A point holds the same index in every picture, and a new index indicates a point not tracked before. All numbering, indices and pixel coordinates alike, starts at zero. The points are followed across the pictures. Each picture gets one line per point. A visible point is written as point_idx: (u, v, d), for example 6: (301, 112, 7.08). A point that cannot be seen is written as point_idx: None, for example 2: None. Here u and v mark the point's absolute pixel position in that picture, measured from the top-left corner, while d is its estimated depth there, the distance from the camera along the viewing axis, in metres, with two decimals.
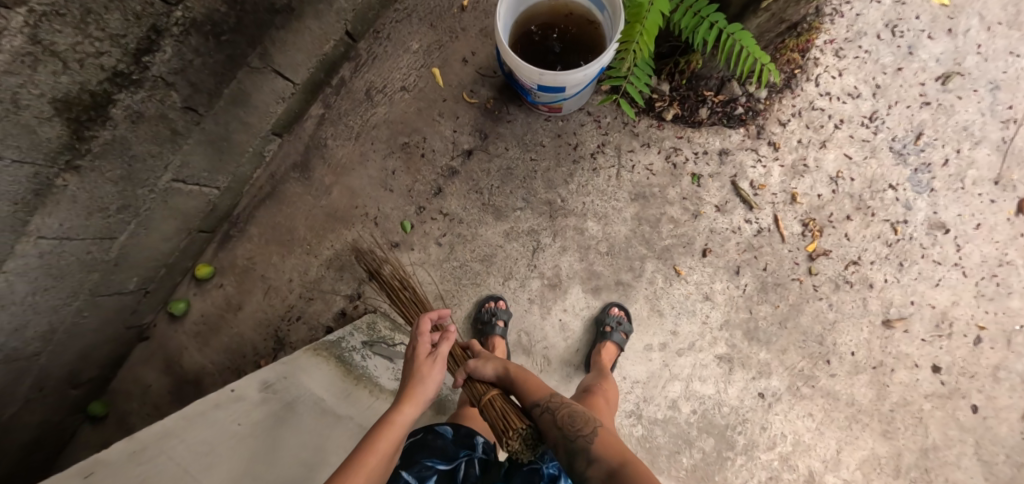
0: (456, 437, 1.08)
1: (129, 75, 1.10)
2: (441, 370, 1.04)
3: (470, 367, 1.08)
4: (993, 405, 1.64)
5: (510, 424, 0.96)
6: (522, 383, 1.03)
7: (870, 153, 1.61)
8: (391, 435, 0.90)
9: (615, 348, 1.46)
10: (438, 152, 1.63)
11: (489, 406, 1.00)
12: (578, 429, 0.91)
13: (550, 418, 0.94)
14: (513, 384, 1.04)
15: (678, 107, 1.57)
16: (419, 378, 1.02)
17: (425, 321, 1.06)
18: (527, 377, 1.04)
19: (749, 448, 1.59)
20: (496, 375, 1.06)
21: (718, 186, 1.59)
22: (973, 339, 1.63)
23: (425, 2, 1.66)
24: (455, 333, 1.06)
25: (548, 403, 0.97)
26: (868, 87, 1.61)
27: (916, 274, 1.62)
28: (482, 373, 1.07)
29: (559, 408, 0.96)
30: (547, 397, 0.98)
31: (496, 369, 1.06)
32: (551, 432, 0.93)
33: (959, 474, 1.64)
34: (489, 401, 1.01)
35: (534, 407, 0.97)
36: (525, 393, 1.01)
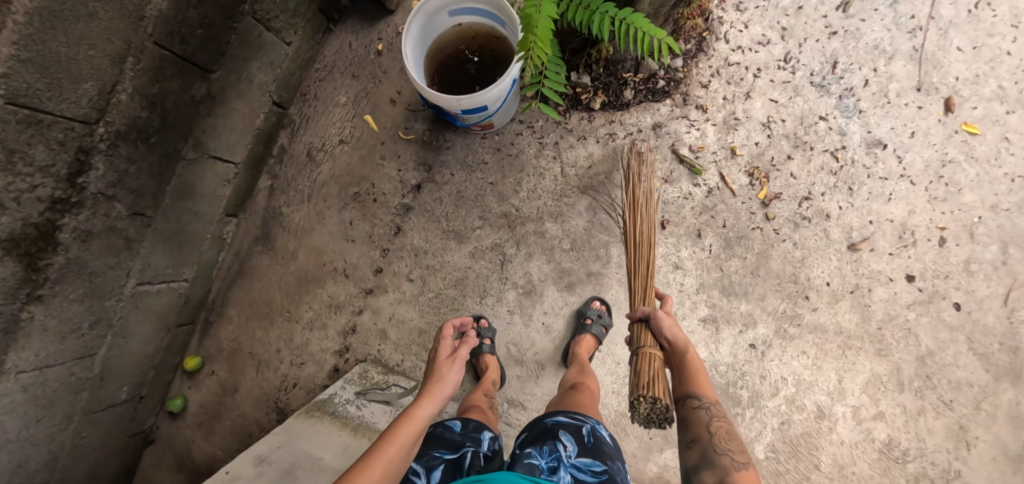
0: (465, 431, 1.15)
1: (68, 199, 1.14)
2: (457, 370, 1.23)
3: (655, 315, 1.18)
4: (973, 299, 1.69)
5: (645, 364, 1.11)
6: (693, 376, 1.08)
7: (794, 93, 1.67)
8: (417, 419, 1.02)
9: (594, 341, 1.48)
10: (388, 194, 1.67)
11: (646, 361, 1.11)
12: (700, 399, 1.03)
13: (703, 417, 1.01)
14: (677, 360, 1.12)
15: (603, 95, 1.63)
16: (439, 377, 1.20)
17: (445, 329, 1.37)
18: (702, 370, 1.09)
19: (754, 399, 1.63)
20: (671, 340, 1.14)
21: (660, 158, 1.64)
22: (937, 242, 1.69)
23: (343, 56, 1.72)
24: (473, 336, 1.33)
25: (708, 404, 1.02)
26: (775, 31, 1.68)
27: (867, 194, 1.67)
28: (661, 329, 1.16)
29: (719, 418, 1.00)
30: (710, 400, 1.03)
31: (675, 334, 1.15)
32: (700, 431, 0.99)
33: (959, 372, 1.69)
34: (650, 358, 1.12)
35: (693, 401, 1.04)
36: (691, 383, 1.07)
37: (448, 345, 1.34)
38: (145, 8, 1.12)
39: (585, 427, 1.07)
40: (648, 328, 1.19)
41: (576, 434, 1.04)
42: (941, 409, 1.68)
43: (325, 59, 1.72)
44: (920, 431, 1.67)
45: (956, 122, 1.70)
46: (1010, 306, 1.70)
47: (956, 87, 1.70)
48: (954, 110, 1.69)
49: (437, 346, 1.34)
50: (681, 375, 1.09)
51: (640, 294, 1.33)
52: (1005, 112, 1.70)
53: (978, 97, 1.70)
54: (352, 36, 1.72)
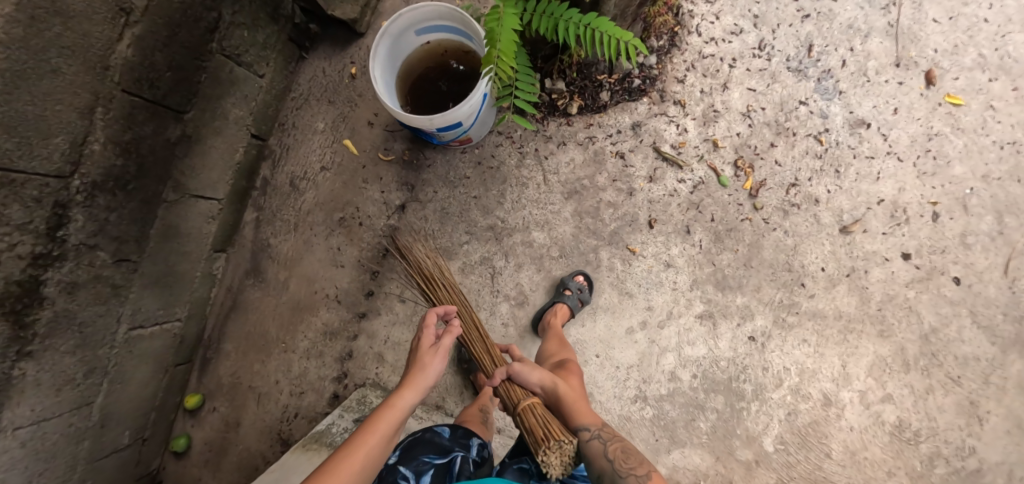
0: (454, 438, 1.18)
1: (49, 253, 1.14)
2: (441, 359, 1.17)
3: (514, 369, 1.23)
4: (973, 272, 1.66)
5: (528, 415, 1.14)
6: (575, 408, 1.16)
7: (772, 80, 1.65)
8: (391, 416, 1.05)
9: (570, 312, 1.51)
10: (373, 216, 1.67)
11: (529, 413, 1.14)
12: (590, 427, 1.11)
13: (597, 446, 1.06)
14: (555, 399, 1.20)
15: (580, 99, 1.62)
16: (421, 366, 1.17)
17: (428, 315, 1.24)
18: (579, 403, 1.18)
19: (758, 392, 1.62)
20: (540, 383, 1.22)
21: (642, 157, 1.62)
22: (931, 217, 1.66)
23: (317, 83, 1.72)
24: (457, 325, 1.21)
25: (598, 431, 1.09)
26: (748, 20, 1.66)
27: (855, 175, 1.65)
28: (526, 378, 1.23)
29: (611, 441, 1.07)
30: (600, 426, 1.11)
31: (540, 377, 1.22)
32: (602, 461, 1.03)
33: (965, 347, 1.66)
34: (530, 408, 1.15)
35: (584, 433, 1.10)
36: (576, 416, 1.14)
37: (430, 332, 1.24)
38: (108, 58, 1.12)
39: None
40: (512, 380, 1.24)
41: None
42: (949, 386, 1.65)
43: (300, 88, 1.72)
44: (930, 410, 1.64)
45: (940, 94, 1.67)
46: (1011, 275, 1.67)
47: (935, 59, 1.68)
48: (936, 82, 1.67)
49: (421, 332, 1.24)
50: (564, 414, 1.16)
51: (486, 356, 1.33)
52: (987, 80, 1.68)
53: (958, 68, 1.68)
54: (324, 62, 1.72)
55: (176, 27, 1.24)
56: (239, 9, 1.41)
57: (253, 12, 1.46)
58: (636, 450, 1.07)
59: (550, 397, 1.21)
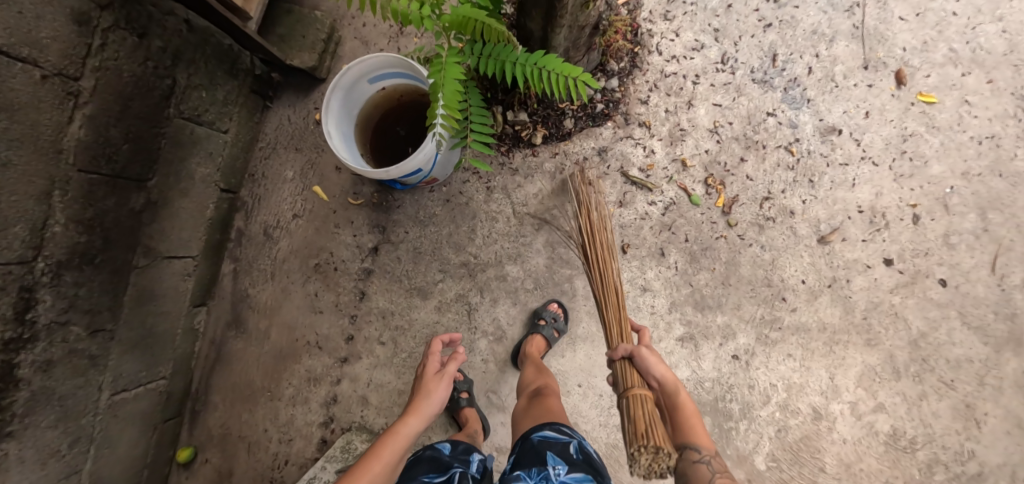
0: (453, 453, 1.26)
1: (20, 337, 1.16)
2: (444, 386, 1.32)
3: (638, 353, 1.18)
4: (959, 272, 1.62)
5: (636, 408, 1.09)
6: (689, 425, 1.09)
7: (737, 93, 1.63)
8: (397, 439, 1.17)
9: (546, 342, 1.51)
10: (348, 260, 1.67)
11: (637, 403, 1.10)
12: (699, 448, 1.04)
13: (703, 471, 1.02)
14: (670, 399, 1.14)
15: (544, 128, 1.61)
16: (426, 393, 1.31)
17: (433, 345, 1.42)
18: (692, 419, 1.10)
19: (746, 411, 1.60)
20: (660, 378, 1.15)
21: (610, 183, 1.61)
22: (911, 220, 1.63)
23: (284, 131, 1.73)
24: (459, 353, 1.38)
25: (707, 459, 1.03)
26: (708, 35, 1.64)
27: (830, 183, 1.63)
28: (648, 366, 1.16)
29: (718, 475, 1.02)
30: (711, 454, 1.04)
31: (661, 373, 1.16)
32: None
33: (957, 350, 1.62)
34: (641, 400, 1.10)
35: (692, 452, 1.04)
36: (687, 431, 1.08)
37: (437, 360, 1.41)
38: (61, 141, 1.15)
39: (573, 443, 1.12)
40: (643, 364, 1.17)
41: (564, 453, 1.08)
42: (943, 391, 1.61)
43: (267, 137, 1.73)
44: (926, 416, 1.61)
45: (911, 93, 1.64)
46: (1000, 272, 1.63)
47: (905, 58, 1.65)
48: (906, 82, 1.64)
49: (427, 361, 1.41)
50: (676, 419, 1.10)
51: (617, 326, 1.31)
52: (960, 75, 1.65)
53: (929, 65, 1.65)
54: (289, 110, 1.73)
55: (129, 100, 1.27)
56: (194, 72, 1.43)
57: (209, 73, 1.48)
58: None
59: (665, 396, 1.15)
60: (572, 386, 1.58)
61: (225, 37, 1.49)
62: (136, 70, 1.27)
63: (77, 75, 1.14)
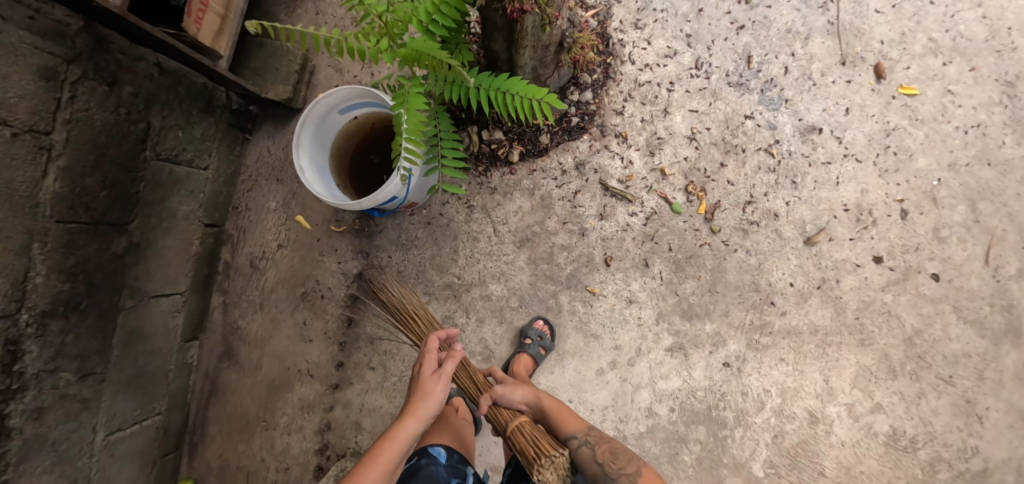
0: (450, 463, 1.25)
1: (9, 387, 1.18)
2: (442, 387, 1.24)
3: (498, 393, 1.29)
4: (952, 266, 1.59)
5: (520, 437, 1.21)
6: (561, 417, 1.26)
7: (713, 98, 1.62)
8: (393, 448, 1.12)
9: (532, 361, 1.51)
10: (334, 287, 1.68)
11: (518, 435, 1.21)
12: (577, 435, 1.23)
13: (587, 454, 1.20)
14: (540, 411, 1.28)
15: (520, 145, 1.61)
16: (424, 393, 1.23)
17: (431, 341, 1.33)
18: (565, 411, 1.28)
19: (740, 419, 1.58)
20: (524, 399, 1.29)
21: (590, 196, 1.61)
22: (899, 216, 1.60)
23: (264, 162, 1.74)
24: (456, 352, 1.29)
25: (586, 437, 1.22)
26: (681, 41, 1.63)
27: (813, 183, 1.61)
28: (510, 398, 1.29)
29: (599, 445, 1.21)
30: (586, 432, 1.24)
31: (522, 393, 1.29)
32: (592, 466, 1.18)
33: (953, 345, 1.58)
34: (520, 429, 1.22)
35: (573, 442, 1.22)
36: (563, 426, 1.25)
37: (434, 358, 1.32)
38: (37, 194, 1.17)
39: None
40: (498, 399, 1.30)
41: None
42: (943, 388, 1.58)
43: (248, 169, 1.74)
44: (925, 415, 1.57)
45: (892, 87, 1.62)
46: (993, 264, 1.59)
47: (883, 52, 1.63)
48: (885, 75, 1.62)
49: (423, 358, 1.32)
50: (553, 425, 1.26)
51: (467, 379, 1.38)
52: (941, 64, 1.62)
53: (909, 56, 1.62)
54: (269, 141, 1.74)
55: (103, 148, 1.30)
56: (168, 113, 1.45)
57: (185, 112, 1.50)
58: (621, 449, 1.22)
59: (535, 410, 1.29)
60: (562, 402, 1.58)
61: (197, 76, 1.52)
62: (108, 118, 1.30)
63: (48, 129, 1.17)
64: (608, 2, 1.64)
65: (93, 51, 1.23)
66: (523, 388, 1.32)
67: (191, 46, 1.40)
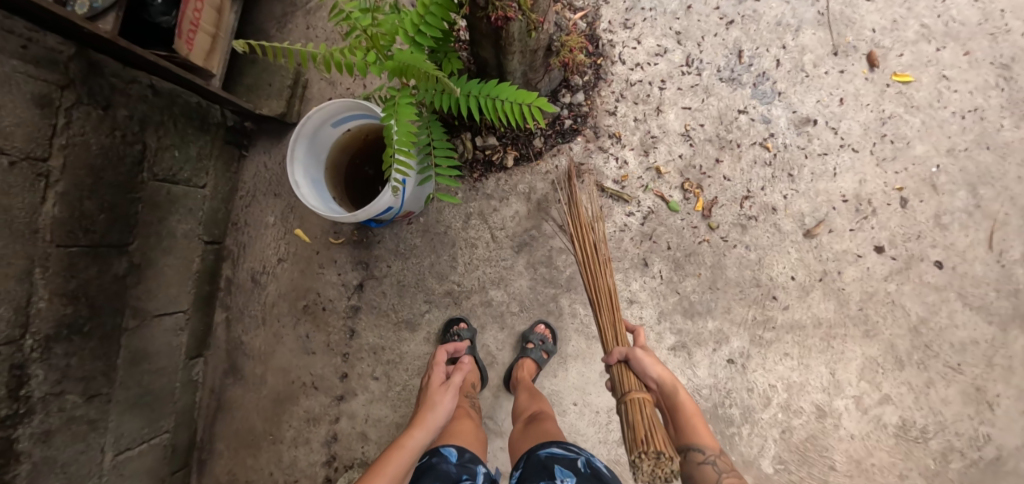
0: (462, 462, 1.21)
1: (16, 412, 1.19)
2: (450, 397, 1.31)
3: (635, 356, 1.21)
4: (955, 253, 1.58)
5: (637, 413, 1.12)
6: (690, 425, 1.11)
7: (706, 94, 1.62)
8: (404, 453, 1.13)
9: (536, 366, 1.51)
10: (335, 299, 1.69)
11: (631, 408, 1.13)
12: (704, 452, 1.08)
13: (709, 472, 1.07)
14: (670, 399, 1.16)
15: (514, 150, 1.61)
16: (432, 404, 1.29)
17: (438, 355, 1.45)
18: (695, 418, 1.12)
19: (747, 415, 1.57)
20: (657, 379, 1.17)
21: (586, 198, 1.61)
22: (899, 204, 1.59)
23: (261, 178, 1.75)
24: (464, 362, 1.40)
25: (712, 458, 1.07)
26: (671, 38, 1.63)
27: (810, 175, 1.60)
28: (644, 369, 1.19)
29: (726, 473, 1.07)
30: (715, 452, 1.08)
31: (658, 372, 1.17)
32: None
33: (960, 333, 1.57)
34: (639, 403, 1.13)
35: (698, 455, 1.08)
36: (689, 434, 1.11)
37: (441, 372, 1.43)
38: (36, 220, 1.19)
39: (580, 459, 1.15)
40: (635, 365, 1.21)
41: (572, 466, 1.12)
42: (952, 376, 1.56)
43: (245, 185, 1.75)
44: (934, 405, 1.56)
45: (886, 75, 1.61)
46: (997, 249, 1.58)
47: (875, 40, 1.62)
48: (879, 64, 1.61)
49: (432, 372, 1.43)
50: (679, 423, 1.13)
51: (610, 329, 1.31)
52: (935, 50, 1.60)
53: (901, 43, 1.61)
54: (265, 157, 1.76)
55: (100, 172, 1.31)
56: (164, 133, 1.47)
57: (180, 131, 1.52)
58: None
59: (665, 399, 1.17)
60: (566, 405, 1.58)
61: (192, 95, 1.54)
62: (104, 141, 1.31)
63: (44, 156, 1.18)
64: (596, 3, 1.64)
65: (86, 76, 1.25)
66: (661, 366, 1.19)
67: (182, 66, 1.41)
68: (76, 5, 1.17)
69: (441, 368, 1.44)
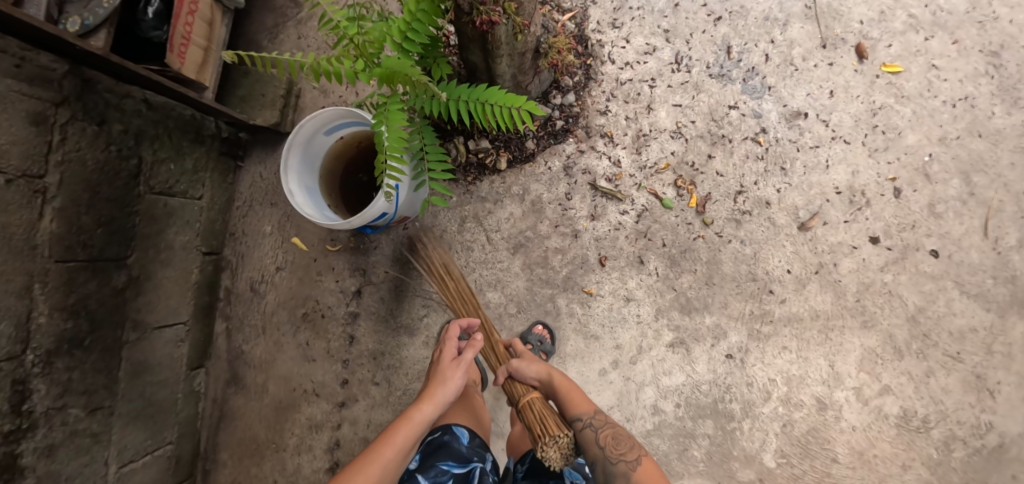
0: (471, 445, 1.29)
1: (19, 427, 1.21)
2: (460, 373, 1.31)
3: (514, 367, 1.35)
4: (950, 241, 1.58)
5: (529, 412, 1.26)
6: (570, 397, 1.29)
7: (696, 91, 1.62)
8: (410, 428, 1.18)
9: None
10: (333, 306, 1.70)
11: (529, 410, 1.26)
12: (582, 416, 1.25)
13: (591, 437, 1.22)
14: (552, 389, 1.31)
15: (507, 153, 1.62)
16: (443, 379, 1.31)
17: (451, 330, 1.43)
18: (574, 390, 1.30)
19: (748, 410, 1.57)
20: (536, 377, 1.33)
21: (580, 198, 1.61)
22: (892, 194, 1.59)
23: (258, 188, 1.76)
24: (475, 338, 1.38)
25: (591, 419, 1.24)
26: (659, 36, 1.64)
27: (802, 168, 1.60)
28: (523, 374, 1.34)
29: (602, 429, 1.23)
30: (592, 414, 1.25)
31: (536, 371, 1.33)
32: (592, 449, 1.21)
33: (958, 321, 1.56)
34: (529, 405, 1.27)
35: (579, 423, 1.24)
36: (569, 405, 1.27)
37: (453, 346, 1.42)
38: (35, 236, 1.20)
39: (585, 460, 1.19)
40: (515, 374, 1.35)
41: (574, 469, 1.19)
42: (951, 365, 1.56)
43: (242, 195, 1.76)
44: (935, 394, 1.55)
45: (875, 66, 1.62)
46: (993, 236, 1.57)
47: (863, 31, 1.62)
48: (868, 55, 1.62)
49: (443, 346, 1.42)
50: (562, 403, 1.28)
51: (493, 353, 1.46)
52: (923, 40, 1.61)
53: (890, 34, 1.62)
54: (260, 167, 1.77)
55: (97, 187, 1.33)
56: (159, 146, 1.48)
57: (175, 144, 1.53)
58: (624, 436, 1.24)
59: (548, 389, 1.33)
60: None
61: (185, 108, 1.55)
62: (100, 157, 1.33)
63: (41, 173, 1.19)
64: (584, 4, 1.65)
65: (81, 93, 1.27)
66: (537, 365, 1.35)
67: (175, 80, 1.42)
68: (67, 23, 1.18)
69: (453, 343, 1.42)
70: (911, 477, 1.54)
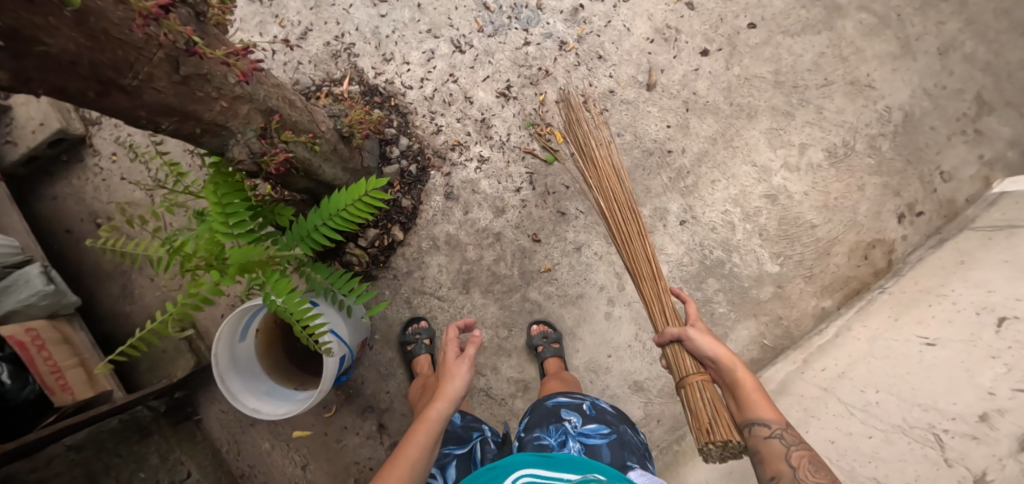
0: (465, 422, 1.30)
1: None
2: (470, 365, 1.13)
3: (688, 337, 1.18)
4: (754, 7, 1.72)
5: (696, 400, 1.16)
6: (750, 399, 1.06)
7: (490, 56, 1.68)
8: (427, 429, 0.99)
9: (559, 358, 1.56)
10: (372, 454, 1.68)
11: (693, 394, 1.17)
12: (769, 426, 1.01)
13: (773, 449, 0.99)
14: (729, 380, 1.11)
15: (394, 223, 1.64)
16: (450, 373, 1.12)
17: (449, 330, 1.24)
18: (755, 393, 1.06)
19: (731, 247, 1.67)
20: (714, 357, 1.13)
21: (479, 207, 1.66)
22: (688, 9, 1.72)
23: (229, 421, 1.70)
24: (478, 332, 1.18)
25: (780, 432, 1.00)
26: (428, 39, 1.68)
27: (613, 45, 1.70)
28: (697, 348, 1.17)
29: (797, 449, 0.98)
30: (782, 426, 1.00)
31: (711, 349, 1.14)
32: (780, 464, 0.97)
33: (807, 57, 1.72)
34: (700, 389, 1.16)
35: (762, 430, 1.02)
36: (753, 406, 1.05)
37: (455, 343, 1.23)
38: None
39: (585, 403, 1.19)
40: (698, 356, 1.18)
41: (578, 410, 1.16)
42: (829, 91, 1.72)
43: (221, 439, 1.69)
44: (836, 120, 1.71)
45: None
46: None
47: None
48: None
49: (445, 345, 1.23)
50: (742, 398, 1.07)
51: (659, 308, 1.32)
52: None
53: None
54: (216, 404, 1.70)
55: None
56: (116, 471, 1.44)
57: (128, 457, 1.48)
58: (826, 465, 0.96)
59: (731, 390, 1.11)
60: (605, 362, 1.65)
61: (110, 420, 1.49)
62: None
63: None
64: (351, 64, 1.67)
65: None
66: (712, 339, 1.16)
67: (77, 408, 1.38)
68: None
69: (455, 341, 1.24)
70: (871, 191, 1.70)
